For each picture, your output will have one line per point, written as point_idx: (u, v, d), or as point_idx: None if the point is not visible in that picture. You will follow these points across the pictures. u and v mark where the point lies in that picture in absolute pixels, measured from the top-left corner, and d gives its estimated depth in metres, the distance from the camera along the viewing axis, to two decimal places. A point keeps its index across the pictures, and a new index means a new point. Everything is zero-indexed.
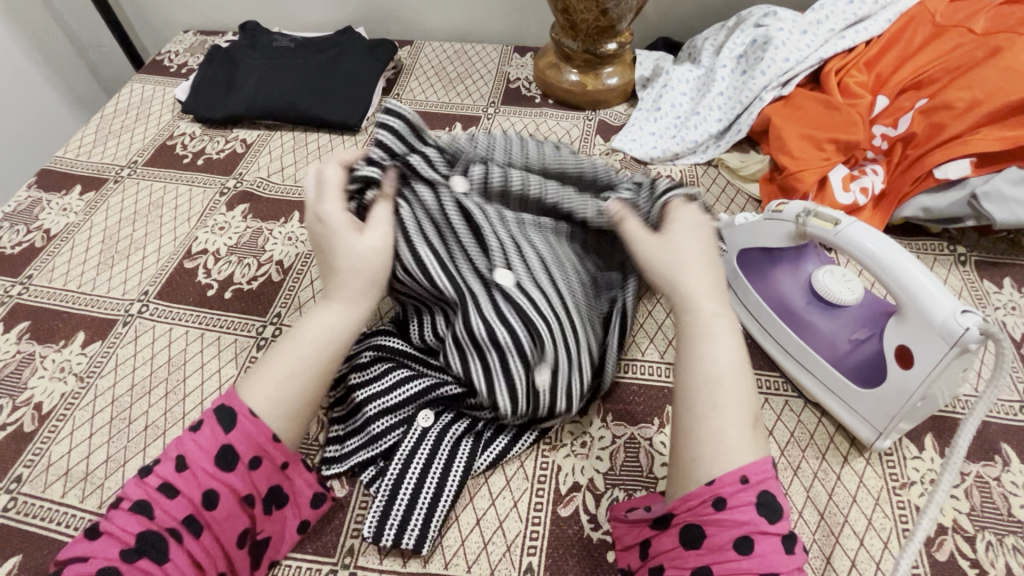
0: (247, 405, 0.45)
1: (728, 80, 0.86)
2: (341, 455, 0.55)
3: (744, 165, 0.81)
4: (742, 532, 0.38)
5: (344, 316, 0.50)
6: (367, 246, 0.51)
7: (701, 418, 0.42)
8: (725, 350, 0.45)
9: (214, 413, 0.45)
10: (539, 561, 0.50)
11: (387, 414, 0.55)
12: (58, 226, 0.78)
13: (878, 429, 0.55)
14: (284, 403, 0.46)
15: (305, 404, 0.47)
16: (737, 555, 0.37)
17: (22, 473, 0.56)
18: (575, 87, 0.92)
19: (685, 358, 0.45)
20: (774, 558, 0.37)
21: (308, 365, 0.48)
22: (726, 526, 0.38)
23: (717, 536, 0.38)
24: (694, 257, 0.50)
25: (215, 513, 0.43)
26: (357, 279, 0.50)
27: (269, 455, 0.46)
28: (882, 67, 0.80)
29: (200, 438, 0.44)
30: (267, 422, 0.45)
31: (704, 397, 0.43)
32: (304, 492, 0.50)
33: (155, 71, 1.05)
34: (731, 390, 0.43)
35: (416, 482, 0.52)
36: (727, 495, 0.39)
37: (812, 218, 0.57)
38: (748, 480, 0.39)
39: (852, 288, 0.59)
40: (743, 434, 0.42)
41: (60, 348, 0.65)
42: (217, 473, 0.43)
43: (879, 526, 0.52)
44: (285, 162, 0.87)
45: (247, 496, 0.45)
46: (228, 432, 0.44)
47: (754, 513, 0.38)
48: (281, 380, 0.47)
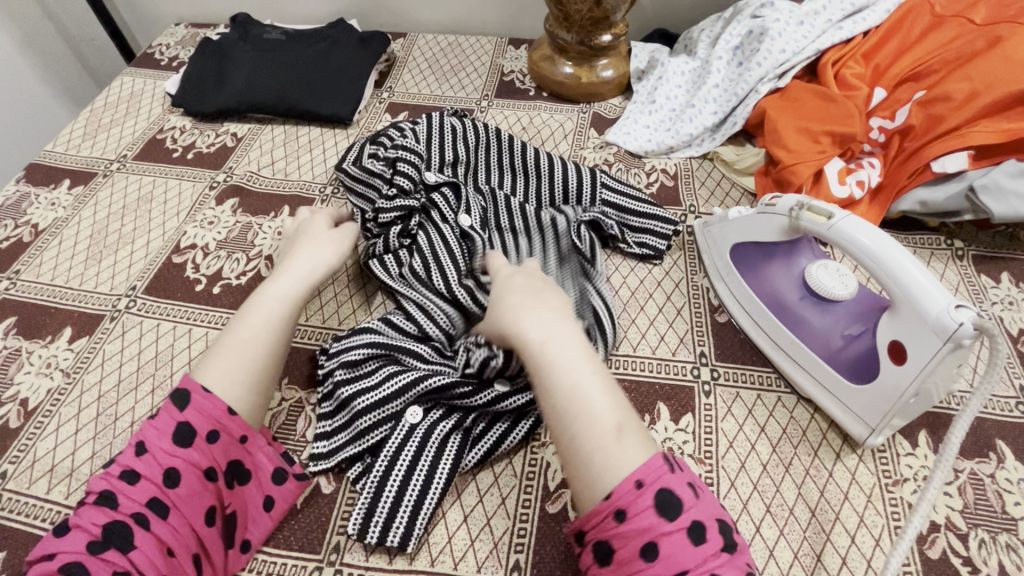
0: (199, 381, 0.48)
1: (724, 72, 0.85)
2: (329, 450, 0.55)
3: (739, 158, 0.80)
4: (647, 540, 0.37)
5: (291, 290, 0.56)
6: (320, 243, 0.61)
7: (569, 452, 0.42)
8: (570, 372, 0.44)
9: (169, 398, 0.47)
10: (525, 559, 0.50)
11: (377, 409, 0.54)
12: (46, 221, 0.77)
13: (871, 426, 0.54)
14: (235, 372, 0.49)
15: (258, 372, 0.50)
16: (644, 564, 0.37)
17: (7, 470, 0.55)
18: (569, 80, 0.91)
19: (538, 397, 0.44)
20: (679, 556, 0.37)
21: (256, 334, 0.52)
22: (629, 538, 0.38)
23: (625, 550, 0.38)
24: (511, 293, 0.50)
25: (179, 491, 0.44)
26: (307, 265, 0.59)
27: (227, 427, 0.48)
28: (880, 58, 0.79)
29: (156, 423, 0.46)
30: (220, 395, 0.48)
31: (564, 430, 0.42)
32: (266, 467, 0.51)
33: (146, 64, 1.04)
34: (589, 408, 0.42)
35: (402, 478, 0.51)
36: (627, 505, 0.38)
37: (806, 210, 0.56)
38: (643, 484, 0.39)
39: (845, 283, 0.58)
40: (613, 449, 0.41)
41: (47, 344, 0.65)
42: (176, 450, 0.45)
43: (871, 523, 0.51)
44: (275, 156, 0.86)
45: (209, 470, 0.46)
46: (182, 411, 0.46)
47: (654, 516, 0.38)
48: (233, 351, 0.50)
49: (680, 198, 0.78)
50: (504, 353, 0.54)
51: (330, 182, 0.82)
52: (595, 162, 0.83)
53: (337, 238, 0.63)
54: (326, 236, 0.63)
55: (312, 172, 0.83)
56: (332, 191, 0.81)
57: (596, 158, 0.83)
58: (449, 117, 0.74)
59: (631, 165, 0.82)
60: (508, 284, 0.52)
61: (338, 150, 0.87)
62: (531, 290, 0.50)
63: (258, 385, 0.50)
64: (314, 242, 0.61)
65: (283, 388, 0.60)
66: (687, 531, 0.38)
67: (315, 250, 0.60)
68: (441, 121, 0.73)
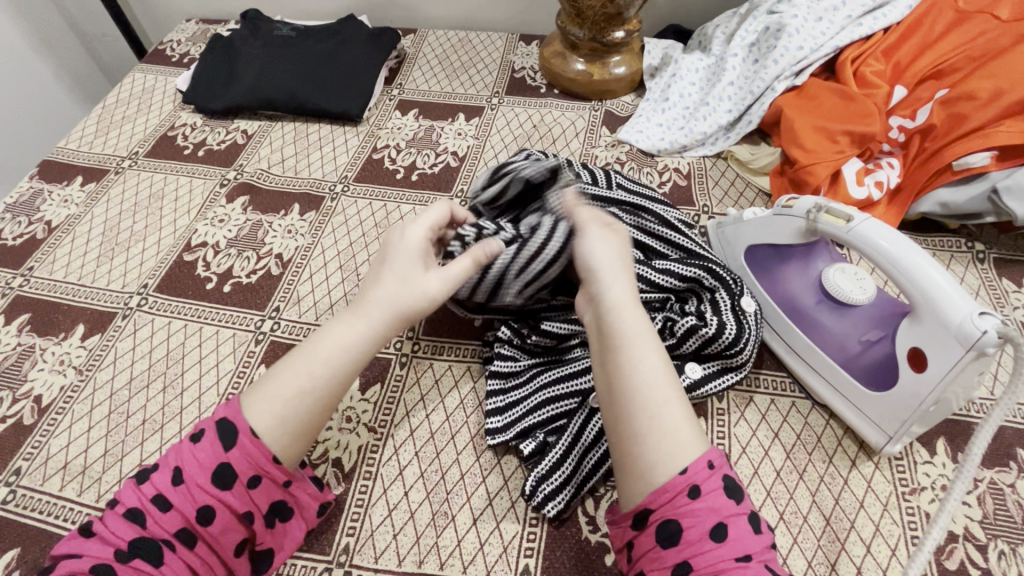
0: (248, 423, 0.43)
1: (739, 69, 0.83)
2: (504, 425, 0.56)
3: (754, 157, 0.78)
4: (716, 519, 0.38)
5: (357, 335, 0.47)
6: (413, 280, 0.49)
7: (654, 425, 0.41)
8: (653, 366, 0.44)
9: (215, 429, 0.43)
10: (535, 563, 0.49)
11: (565, 382, 0.56)
12: (59, 218, 0.78)
13: (889, 434, 0.53)
14: (290, 419, 0.44)
15: (309, 421, 0.45)
16: (712, 545, 0.37)
17: (21, 466, 0.56)
18: (580, 77, 0.89)
19: (627, 364, 0.43)
20: (745, 540, 0.37)
21: (313, 382, 0.45)
22: (701, 517, 0.38)
23: (694, 529, 0.38)
24: (608, 263, 0.50)
25: (211, 527, 0.42)
26: (388, 306, 0.48)
27: (269, 473, 0.44)
28: (901, 56, 0.77)
29: (198, 453, 0.43)
30: (266, 440, 0.43)
31: (653, 398, 0.42)
32: (310, 506, 0.49)
33: (157, 60, 1.04)
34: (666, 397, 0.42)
35: (578, 453, 0.53)
36: (700, 482, 0.39)
37: (823, 213, 0.55)
38: (714, 465, 0.40)
39: (863, 288, 0.57)
40: (693, 426, 0.41)
41: (60, 341, 0.65)
42: (214, 489, 0.42)
43: (887, 532, 0.50)
44: (285, 154, 0.86)
45: (245, 514, 0.43)
46: (227, 450, 0.42)
47: (723, 498, 0.39)
48: (287, 395, 0.44)
49: (693, 199, 0.77)
50: (715, 325, 0.56)
51: (340, 180, 0.82)
52: (607, 161, 0.82)
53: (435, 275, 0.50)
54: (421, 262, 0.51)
55: (322, 170, 0.83)
56: (341, 189, 0.80)
57: (608, 157, 0.82)
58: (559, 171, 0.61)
59: (644, 164, 0.81)
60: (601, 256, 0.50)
61: (348, 147, 0.86)
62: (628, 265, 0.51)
63: (307, 431, 0.45)
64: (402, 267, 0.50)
65: None
66: (748, 516, 0.39)
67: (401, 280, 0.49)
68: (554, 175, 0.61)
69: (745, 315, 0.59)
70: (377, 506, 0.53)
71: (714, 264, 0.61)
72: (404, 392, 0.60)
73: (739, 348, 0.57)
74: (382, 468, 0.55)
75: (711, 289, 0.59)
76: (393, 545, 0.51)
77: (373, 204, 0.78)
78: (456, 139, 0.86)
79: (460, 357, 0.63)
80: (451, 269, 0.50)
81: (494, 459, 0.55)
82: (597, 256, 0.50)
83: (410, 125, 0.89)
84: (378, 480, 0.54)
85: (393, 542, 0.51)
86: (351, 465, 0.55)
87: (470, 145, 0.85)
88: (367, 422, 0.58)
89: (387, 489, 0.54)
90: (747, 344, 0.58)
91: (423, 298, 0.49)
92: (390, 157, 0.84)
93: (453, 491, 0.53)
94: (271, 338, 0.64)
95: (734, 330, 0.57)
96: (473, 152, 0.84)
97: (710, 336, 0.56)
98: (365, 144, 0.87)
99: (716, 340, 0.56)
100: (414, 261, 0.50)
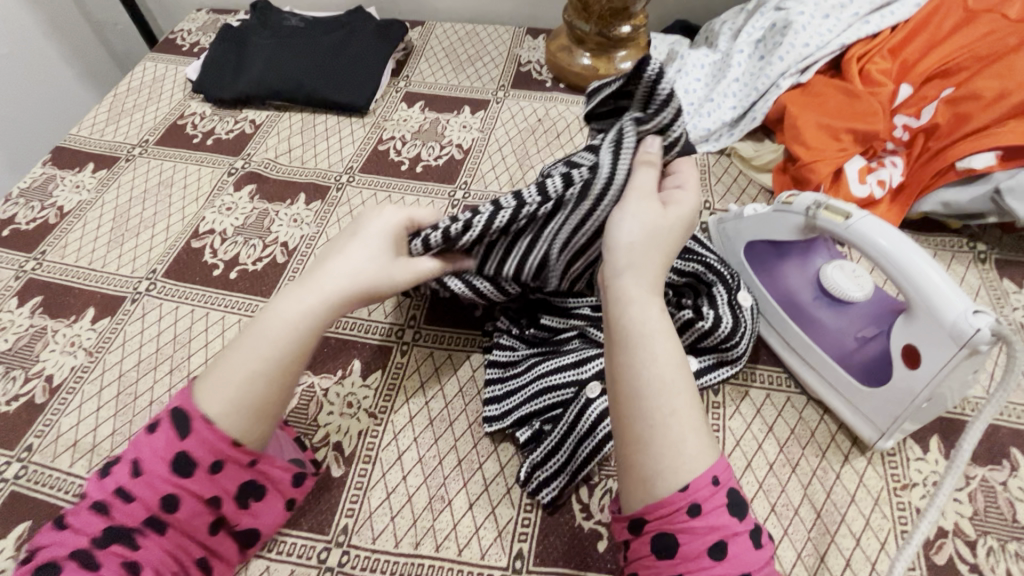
0: (202, 409, 0.42)
1: (745, 66, 0.83)
2: (501, 414, 0.57)
3: (757, 154, 0.79)
4: (716, 537, 0.37)
5: (304, 310, 0.46)
6: (374, 263, 0.50)
7: (663, 432, 0.40)
8: (666, 365, 0.42)
9: (169, 418, 0.43)
10: (529, 548, 0.51)
11: (563, 373, 0.57)
12: (71, 203, 0.79)
13: (881, 430, 0.53)
14: (245, 403, 0.43)
15: (270, 401, 0.44)
16: (711, 562, 0.37)
17: (32, 443, 0.58)
18: (586, 71, 0.90)
19: (642, 360, 0.42)
20: (744, 558, 0.37)
21: (264, 361, 0.44)
22: (700, 535, 0.37)
23: (693, 545, 0.37)
24: (635, 246, 0.47)
25: (176, 516, 0.42)
26: (344, 281, 0.48)
27: (231, 457, 0.43)
28: (907, 54, 0.76)
29: (156, 444, 0.42)
30: (224, 425, 0.42)
31: (664, 400, 0.40)
32: (285, 478, 0.48)
33: (168, 49, 1.05)
34: (676, 403, 0.40)
35: (572, 443, 0.54)
36: (702, 499, 0.38)
37: (823, 209, 0.55)
38: (718, 481, 0.39)
39: (861, 285, 0.57)
40: (702, 436, 0.40)
41: (70, 323, 0.67)
42: (176, 479, 0.41)
43: (877, 526, 0.51)
44: (292, 143, 0.87)
45: (213, 498, 0.43)
46: (182, 438, 0.42)
47: (726, 515, 0.38)
48: (238, 379, 0.43)
49: (695, 194, 0.77)
50: (713, 319, 0.57)
51: (345, 170, 0.83)
52: None
53: (401, 264, 0.52)
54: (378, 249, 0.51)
55: (328, 161, 0.84)
56: (347, 179, 0.81)
57: None
58: (637, 120, 0.52)
59: None
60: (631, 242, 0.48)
61: (354, 138, 0.87)
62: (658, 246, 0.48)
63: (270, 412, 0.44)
64: (358, 251, 0.50)
65: None
66: (749, 533, 0.39)
67: (357, 262, 0.49)
68: (627, 124, 0.52)
69: (741, 310, 0.59)
70: (376, 489, 0.54)
71: (712, 259, 0.62)
72: (404, 379, 0.61)
73: (734, 342, 0.58)
74: (382, 452, 0.56)
75: (709, 284, 0.60)
76: (391, 527, 0.52)
77: (378, 194, 0.79)
78: (461, 132, 0.87)
79: (460, 346, 0.64)
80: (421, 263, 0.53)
81: (491, 447, 0.57)
82: (623, 235, 0.48)
83: (415, 117, 0.90)
84: (377, 464, 0.56)
85: (391, 524, 0.52)
86: (352, 449, 0.57)
87: (474, 138, 0.86)
88: (368, 407, 0.59)
89: (386, 473, 0.55)
90: (742, 338, 0.58)
91: (387, 285, 0.51)
92: (395, 149, 0.85)
93: (450, 476, 0.55)
94: None
95: (730, 324, 0.57)
96: (478, 145, 0.85)
97: (706, 330, 0.57)
98: (371, 136, 0.88)
99: (712, 335, 0.57)
100: (371, 244, 0.51)
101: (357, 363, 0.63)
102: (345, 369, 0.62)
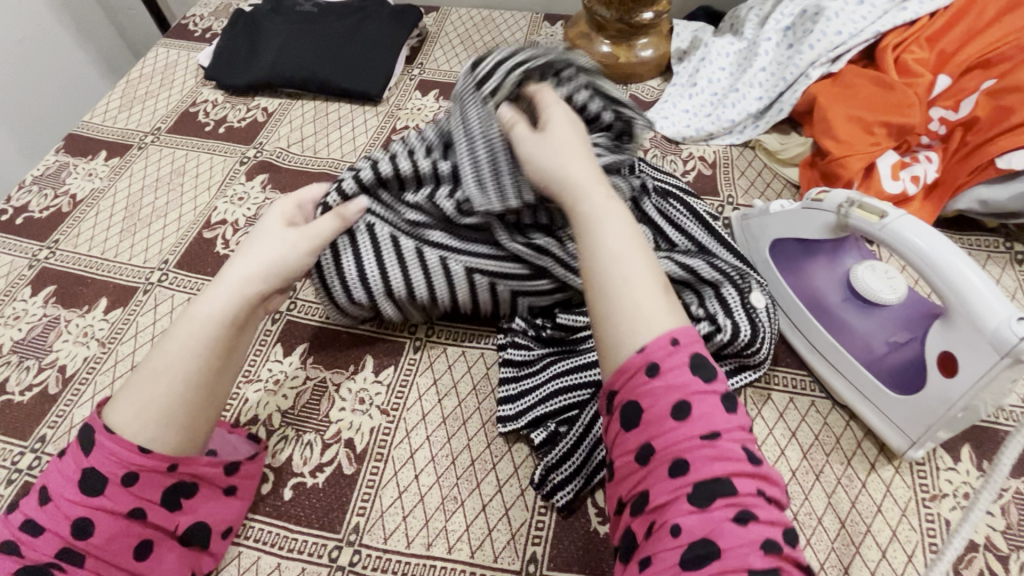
0: (105, 422, 0.41)
1: (773, 54, 0.80)
2: (515, 413, 0.56)
3: (783, 148, 0.76)
4: (679, 398, 0.34)
5: (219, 302, 0.45)
6: (272, 244, 0.49)
7: (618, 299, 0.38)
8: (616, 240, 0.41)
9: (76, 440, 0.41)
10: (543, 552, 0.50)
11: (579, 374, 0.56)
12: (84, 191, 0.79)
13: (912, 438, 0.51)
14: (149, 407, 0.41)
15: (182, 403, 0.42)
16: (676, 423, 0.34)
17: (46, 434, 0.58)
18: (605, 60, 0.87)
19: (584, 251, 0.41)
20: (711, 418, 0.34)
21: (166, 362, 0.42)
22: (660, 395, 0.35)
23: (654, 408, 0.35)
24: (573, 144, 0.48)
25: (93, 539, 0.40)
26: (243, 268, 0.47)
27: (144, 466, 0.41)
28: (945, 43, 0.72)
29: (64, 468, 0.41)
30: (130, 435, 0.41)
31: (608, 275, 0.39)
32: (217, 473, 0.47)
33: (180, 35, 1.03)
34: (627, 269, 0.39)
35: (588, 446, 0.52)
36: (660, 359, 0.35)
37: (856, 208, 0.53)
38: (678, 342, 0.36)
39: (894, 288, 0.54)
40: (657, 301, 0.38)
41: (83, 313, 0.66)
42: (87, 499, 0.40)
43: (904, 538, 0.50)
44: (305, 132, 0.85)
45: (134, 511, 0.41)
46: (87, 456, 0.40)
47: (687, 375, 0.35)
48: (142, 382, 0.42)
49: (718, 188, 0.74)
50: (732, 329, 0.55)
51: (359, 160, 0.81)
52: None
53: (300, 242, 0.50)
54: (283, 234, 0.51)
55: (340, 150, 0.83)
56: None
57: None
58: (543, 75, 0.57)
59: (668, 151, 0.79)
60: (569, 142, 0.48)
61: (367, 127, 0.86)
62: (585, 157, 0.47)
63: (185, 417, 0.42)
64: (264, 238, 0.50)
65: (308, 367, 0.61)
66: (720, 397, 0.35)
67: (258, 249, 0.49)
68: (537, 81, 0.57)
69: (756, 312, 0.57)
70: (388, 488, 0.53)
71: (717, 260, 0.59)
72: (417, 375, 0.60)
73: (756, 348, 0.56)
74: (394, 450, 0.55)
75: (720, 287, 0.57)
76: (402, 527, 0.51)
77: None
78: None
79: (475, 343, 0.63)
80: (315, 226, 0.52)
81: (504, 447, 0.55)
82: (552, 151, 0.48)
83: (430, 105, 0.88)
84: (389, 462, 0.55)
85: (402, 524, 0.51)
86: (364, 446, 0.56)
87: None
88: (380, 404, 0.58)
89: (398, 471, 0.54)
90: (764, 343, 0.56)
91: (290, 263, 0.49)
92: None
93: (463, 476, 0.54)
94: (289, 317, 0.65)
95: (745, 331, 0.55)
96: None
97: (725, 341, 0.55)
98: (384, 125, 0.86)
99: (730, 341, 0.55)
100: (274, 230, 0.51)
101: (369, 359, 0.62)
102: (357, 365, 0.61)
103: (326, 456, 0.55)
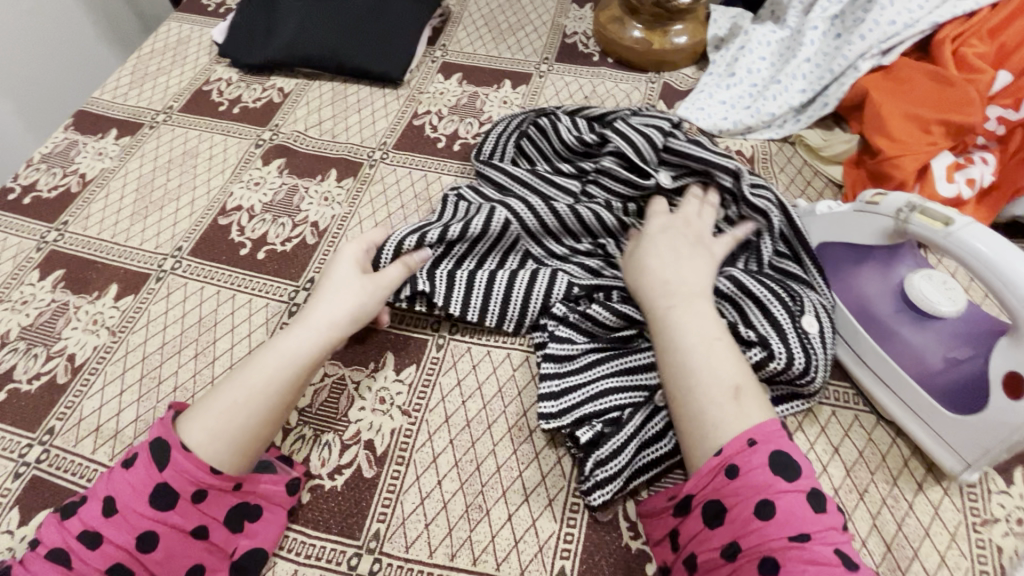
0: (181, 438, 0.44)
1: (819, 44, 0.75)
2: (557, 411, 0.53)
3: (827, 144, 0.71)
4: (762, 497, 0.39)
5: (307, 346, 0.50)
6: (348, 292, 0.53)
7: (698, 412, 0.44)
8: (696, 349, 0.46)
9: (148, 451, 0.44)
10: (572, 566, 0.47)
11: (629, 375, 0.54)
12: (93, 171, 0.76)
13: (968, 460, 0.48)
14: (222, 432, 0.45)
15: (251, 433, 0.46)
16: (761, 524, 0.39)
17: (55, 426, 0.55)
18: (638, 45, 0.82)
19: (668, 357, 0.47)
20: (798, 515, 0.38)
21: (249, 396, 0.47)
22: (744, 496, 0.40)
23: (739, 510, 0.40)
24: (669, 256, 0.54)
25: (153, 553, 0.43)
26: (329, 314, 0.52)
27: (214, 485, 0.45)
28: (1009, 36, 0.67)
29: (132, 479, 0.43)
30: (202, 456, 0.44)
31: (681, 382, 0.46)
32: (275, 492, 0.48)
33: (193, 9, 0.99)
34: (705, 379, 0.45)
35: (638, 447, 0.51)
36: (740, 461, 0.41)
37: (917, 213, 0.49)
38: (755, 443, 0.41)
39: (952, 298, 0.51)
40: (734, 410, 0.43)
41: (93, 300, 0.64)
42: (154, 513, 0.43)
43: (953, 564, 0.47)
44: (322, 116, 0.82)
45: (197, 528, 0.44)
46: (160, 470, 0.43)
47: (769, 473, 0.40)
48: (222, 410, 0.46)
49: None
50: (787, 359, 0.51)
51: (379, 146, 0.78)
52: None
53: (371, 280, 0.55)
54: (354, 277, 0.54)
55: (359, 135, 0.79)
56: (380, 156, 0.76)
57: None
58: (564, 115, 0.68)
59: None
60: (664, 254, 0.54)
61: (387, 111, 0.82)
62: (683, 262, 0.53)
63: (247, 448, 0.46)
64: (339, 280, 0.54)
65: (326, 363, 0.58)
66: (805, 495, 0.40)
67: (337, 296, 0.53)
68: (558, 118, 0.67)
69: (809, 337, 0.52)
70: (409, 494, 0.51)
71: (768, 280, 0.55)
72: (440, 375, 0.58)
73: (811, 377, 0.51)
74: (416, 454, 0.53)
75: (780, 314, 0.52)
76: (425, 535, 0.49)
77: (413, 173, 0.74)
78: (502, 108, 0.81)
79: (500, 343, 0.60)
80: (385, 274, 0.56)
81: (531, 454, 0.53)
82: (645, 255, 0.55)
83: (453, 90, 0.84)
84: (411, 466, 0.52)
85: (425, 532, 0.49)
86: (384, 449, 0.53)
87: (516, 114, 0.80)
88: (401, 404, 0.56)
89: (420, 477, 0.52)
90: (818, 371, 0.52)
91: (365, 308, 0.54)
92: (431, 124, 0.80)
93: (488, 483, 0.51)
94: None
95: (796, 361, 0.51)
96: None
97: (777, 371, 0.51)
98: (405, 109, 0.82)
99: (782, 368, 0.51)
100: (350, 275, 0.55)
101: (389, 356, 0.59)
102: (377, 363, 0.58)
103: (345, 458, 0.53)
